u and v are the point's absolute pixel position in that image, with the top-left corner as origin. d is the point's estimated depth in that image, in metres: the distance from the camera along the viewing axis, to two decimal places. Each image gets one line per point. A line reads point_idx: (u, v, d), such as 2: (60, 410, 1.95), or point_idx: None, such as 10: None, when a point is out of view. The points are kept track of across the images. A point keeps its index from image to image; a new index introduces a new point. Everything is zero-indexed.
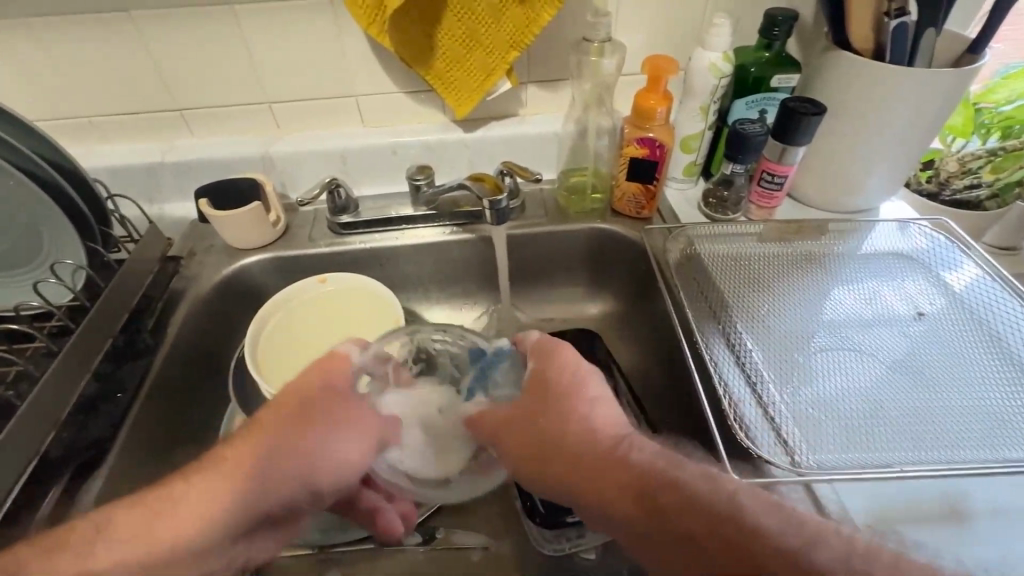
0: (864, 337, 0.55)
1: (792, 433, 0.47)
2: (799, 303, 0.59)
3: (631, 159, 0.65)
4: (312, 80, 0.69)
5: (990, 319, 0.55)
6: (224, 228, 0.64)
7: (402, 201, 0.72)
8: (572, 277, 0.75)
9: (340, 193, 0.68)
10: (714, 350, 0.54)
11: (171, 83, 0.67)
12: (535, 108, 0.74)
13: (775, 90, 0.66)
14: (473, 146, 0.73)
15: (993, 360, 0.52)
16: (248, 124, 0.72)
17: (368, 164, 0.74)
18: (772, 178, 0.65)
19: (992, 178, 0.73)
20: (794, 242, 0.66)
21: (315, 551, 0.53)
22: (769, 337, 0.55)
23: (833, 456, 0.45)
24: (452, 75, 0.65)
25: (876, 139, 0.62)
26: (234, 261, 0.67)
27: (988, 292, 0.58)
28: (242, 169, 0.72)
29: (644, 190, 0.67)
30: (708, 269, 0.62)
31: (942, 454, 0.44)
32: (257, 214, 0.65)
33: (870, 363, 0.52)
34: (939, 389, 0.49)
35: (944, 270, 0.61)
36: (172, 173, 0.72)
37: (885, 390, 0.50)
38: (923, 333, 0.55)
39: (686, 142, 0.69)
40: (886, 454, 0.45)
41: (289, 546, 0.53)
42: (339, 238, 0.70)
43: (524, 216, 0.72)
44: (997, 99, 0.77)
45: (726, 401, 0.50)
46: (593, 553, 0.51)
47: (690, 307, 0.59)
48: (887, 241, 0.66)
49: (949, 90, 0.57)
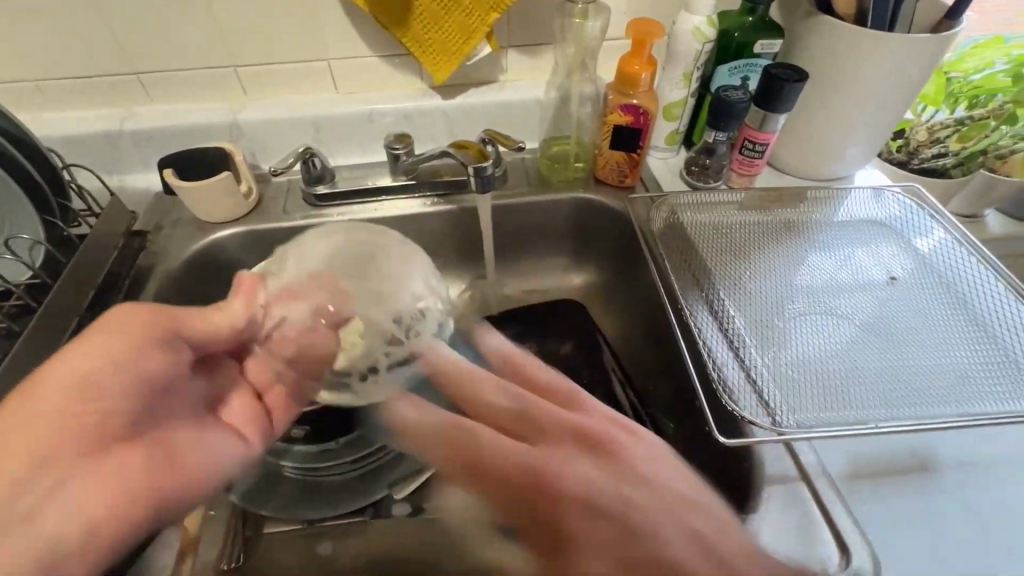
0: (840, 301, 0.57)
1: (772, 393, 0.48)
2: (778, 269, 0.60)
3: (614, 127, 0.64)
4: (282, 42, 0.65)
5: (956, 282, 0.58)
6: (193, 200, 0.62)
7: (379, 170, 0.70)
8: (556, 249, 0.74)
9: (315, 163, 0.66)
10: (698, 315, 0.55)
11: (127, 44, 0.63)
12: (516, 74, 0.72)
13: (757, 57, 0.65)
14: (451, 113, 0.71)
15: (960, 323, 0.54)
16: (214, 91, 0.68)
17: (342, 132, 0.71)
18: (753, 146, 0.66)
19: (959, 147, 0.76)
20: (774, 210, 0.67)
21: (304, 526, 0.54)
22: (750, 302, 0.57)
23: (805, 416, 0.46)
24: (430, 38, 0.62)
25: (855, 108, 0.62)
26: (205, 236, 0.64)
27: (955, 255, 0.60)
28: (208, 139, 0.68)
29: (627, 159, 0.66)
30: (691, 239, 0.63)
31: (912, 411, 0.46)
32: (229, 185, 0.62)
33: (844, 326, 0.54)
34: (910, 350, 0.52)
35: (913, 235, 0.64)
36: (130, 142, 0.67)
37: (856, 350, 0.52)
38: (893, 295, 0.57)
39: (668, 110, 0.68)
40: (858, 412, 0.46)
41: (278, 522, 0.54)
42: (315, 209, 0.68)
43: (507, 187, 0.71)
44: (966, 68, 0.80)
45: (712, 365, 0.50)
46: None
47: (673, 274, 0.59)
48: (862, 208, 0.67)
49: (928, 57, 0.57)
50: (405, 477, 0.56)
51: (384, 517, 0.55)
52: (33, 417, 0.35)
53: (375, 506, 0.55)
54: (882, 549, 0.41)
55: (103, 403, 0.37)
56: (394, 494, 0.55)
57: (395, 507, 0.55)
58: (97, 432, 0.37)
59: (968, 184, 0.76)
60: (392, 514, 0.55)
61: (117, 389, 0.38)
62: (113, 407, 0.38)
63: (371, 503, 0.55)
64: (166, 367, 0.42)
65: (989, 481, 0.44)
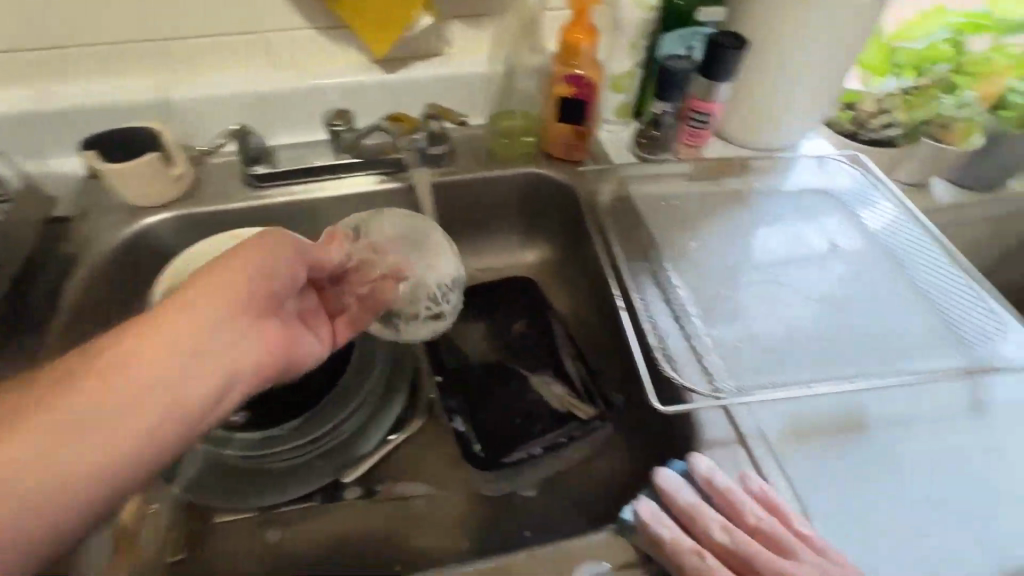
0: (783, 269, 0.58)
1: (713, 360, 0.49)
2: (724, 240, 0.61)
3: (559, 99, 0.63)
4: (212, 14, 0.62)
5: (890, 248, 0.60)
6: (120, 183, 0.58)
7: (321, 150, 0.68)
8: (509, 227, 0.73)
9: (250, 141, 0.63)
10: (644, 286, 0.55)
11: (40, 17, 0.58)
12: (461, 47, 0.69)
13: (702, 25, 0.65)
14: (395, 88, 0.68)
15: (893, 287, 0.56)
16: (137, 66, 0.64)
17: (280, 110, 0.67)
18: (699, 117, 0.65)
19: (905, 117, 0.78)
20: (721, 181, 0.67)
21: (256, 514, 0.53)
22: (695, 273, 0.57)
23: (744, 382, 0.47)
24: (366, 5, 0.60)
25: (794, 74, 0.63)
26: (135, 222, 0.61)
27: (891, 221, 0.63)
28: (134, 119, 0.63)
29: (574, 131, 0.66)
30: (638, 211, 0.63)
31: (844, 372, 0.48)
32: (156, 167, 0.59)
33: (785, 293, 0.56)
34: (846, 315, 0.53)
35: (853, 202, 0.65)
36: (48, 123, 0.62)
37: (796, 316, 0.53)
38: (832, 262, 0.59)
39: (616, 82, 0.67)
40: (794, 375, 0.48)
41: (228, 510, 0.53)
42: (254, 191, 0.65)
43: (455, 163, 0.69)
44: (911, 38, 0.83)
45: (655, 335, 0.51)
46: (532, 490, 0.54)
47: (620, 246, 0.59)
48: (807, 176, 0.68)
49: (860, 20, 0.59)
50: (356, 461, 0.55)
51: (335, 501, 0.54)
52: (199, 295, 0.36)
53: (325, 492, 0.54)
54: (807, 501, 0.42)
55: (242, 297, 0.37)
56: (341, 479, 0.54)
57: (346, 491, 0.54)
58: (241, 315, 0.37)
59: (917, 151, 0.77)
60: (344, 498, 0.54)
61: (245, 294, 0.37)
62: (243, 304, 0.37)
63: (321, 489, 0.54)
64: (285, 280, 0.40)
65: (914, 435, 0.47)
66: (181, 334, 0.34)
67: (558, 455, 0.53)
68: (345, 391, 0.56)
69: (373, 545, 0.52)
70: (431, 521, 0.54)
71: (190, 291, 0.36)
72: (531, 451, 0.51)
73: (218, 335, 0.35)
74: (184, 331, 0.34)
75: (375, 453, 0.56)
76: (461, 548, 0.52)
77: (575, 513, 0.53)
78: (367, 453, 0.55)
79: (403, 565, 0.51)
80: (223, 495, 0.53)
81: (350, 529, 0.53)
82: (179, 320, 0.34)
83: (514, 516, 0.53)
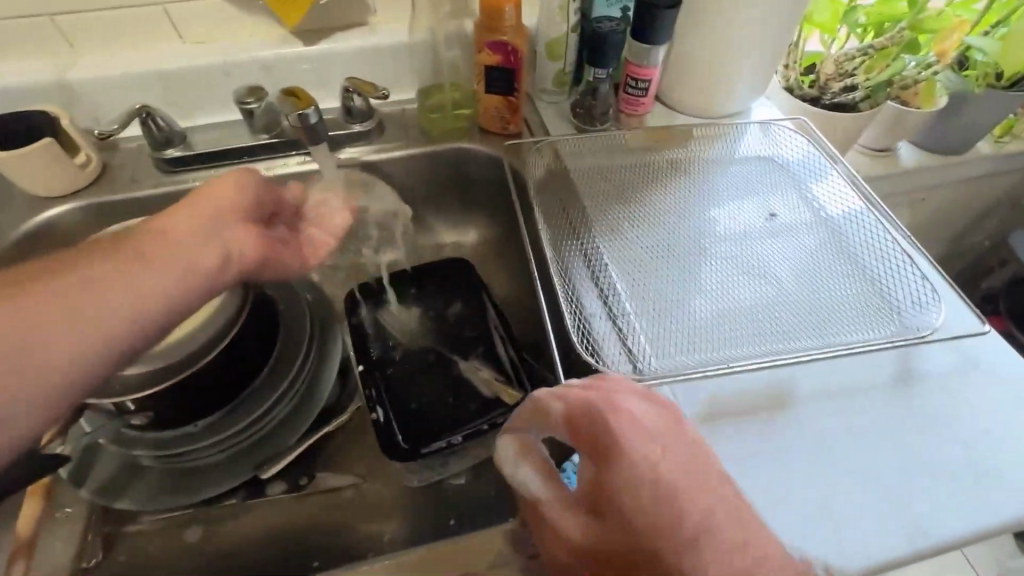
0: (719, 242, 0.56)
1: (639, 341, 0.47)
2: (661, 213, 0.59)
3: (485, 68, 0.59)
4: None
5: (832, 218, 0.58)
6: (13, 172, 0.54)
7: (240, 130, 0.64)
8: (447, 205, 0.70)
9: (156, 123, 0.59)
10: (573, 265, 0.53)
11: None
12: (385, 17, 0.66)
13: None
14: (315, 61, 0.64)
15: (830, 258, 0.54)
16: (29, 44, 0.59)
17: (192, 89, 0.63)
18: (636, 83, 0.62)
19: (865, 79, 0.74)
20: (662, 151, 0.64)
21: (191, 510, 0.51)
22: (627, 250, 0.55)
23: (669, 363, 0.45)
24: None
25: (735, 35, 0.60)
26: (38, 214, 0.57)
27: (835, 190, 0.60)
28: (31, 103, 0.59)
29: (506, 102, 0.62)
30: (576, 184, 0.60)
31: (772, 348, 0.46)
32: (53, 154, 0.55)
33: (719, 268, 0.54)
34: (780, 289, 0.51)
35: (799, 171, 0.63)
36: None
37: (729, 292, 0.51)
38: (771, 234, 0.57)
39: (550, 48, 0.63)
40: (721, 354, 0.46)
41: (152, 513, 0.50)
42: (168, 176, 0.61)
43: (384, 140, 0.66)
44: None
45: (580, 316, 0.48)
46: (463, 477, 0.52)
47: (551, 224, 0.56)
48: (753, 144, 0.65)
49: None
50: (276, 455, 0.52)
51: (258, 497, 0.52)
52: (195, 202, 0.40)
53: (246, 488, 0.52)
54: (741, 482, 0.41)
55: (227, 207, 0.42)
56: (261, 476, 0.52)
57: (270, 486, 0.52)
58: (226, 216, 0.41)
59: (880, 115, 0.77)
60: (267, 494, 0.52)
61: (223, 205, 0.41)
62: (227, 209, 0.41)
63: (242, 485, 0.51)
64: (261, 200, 0.45)
65: (844, 410, 0.45)
66: (175, 232, 0.38)
67: (485, 443, 0.50)
68: (260, 387, 0.52)
69: (302, 538, 0.51)
70: (358, 511, 0.52)
71: (189, 200, 0.40)
72: (452, 439, 0.49)
73: (190, 236, 0.38)
74: (183, 227, 0.39)
75: (297, 447, 0.53)
76: (391, 538, 0.51)
77: (506, 499, 0.51)
78: (290, 446, 0.53)
79: (344, 556, 0.50)
80: (143, 498, 0.49)
81: (277, 525, 0.52)
82: (175, 222, 0.39)
83: (444, 504, 0.52)
